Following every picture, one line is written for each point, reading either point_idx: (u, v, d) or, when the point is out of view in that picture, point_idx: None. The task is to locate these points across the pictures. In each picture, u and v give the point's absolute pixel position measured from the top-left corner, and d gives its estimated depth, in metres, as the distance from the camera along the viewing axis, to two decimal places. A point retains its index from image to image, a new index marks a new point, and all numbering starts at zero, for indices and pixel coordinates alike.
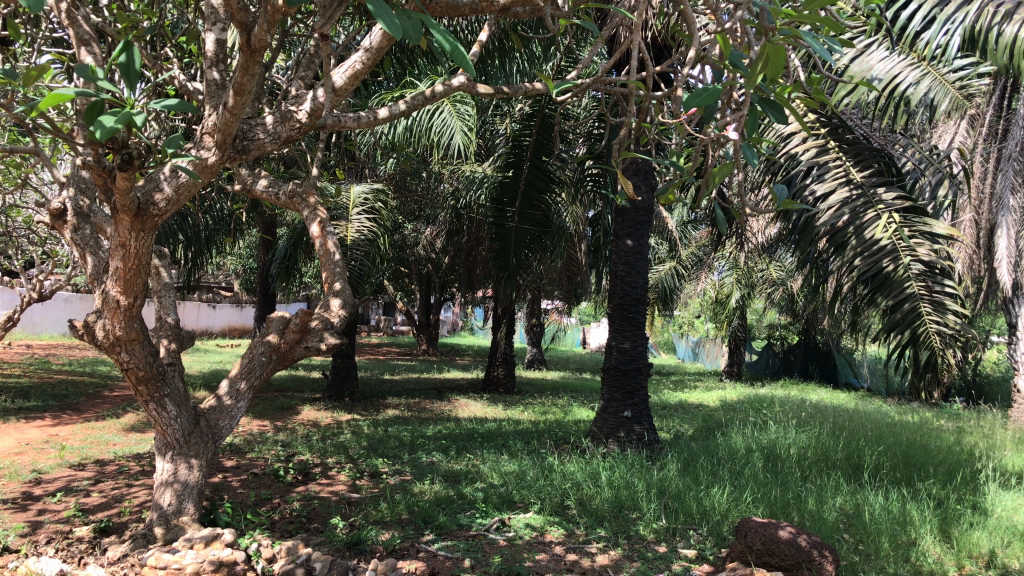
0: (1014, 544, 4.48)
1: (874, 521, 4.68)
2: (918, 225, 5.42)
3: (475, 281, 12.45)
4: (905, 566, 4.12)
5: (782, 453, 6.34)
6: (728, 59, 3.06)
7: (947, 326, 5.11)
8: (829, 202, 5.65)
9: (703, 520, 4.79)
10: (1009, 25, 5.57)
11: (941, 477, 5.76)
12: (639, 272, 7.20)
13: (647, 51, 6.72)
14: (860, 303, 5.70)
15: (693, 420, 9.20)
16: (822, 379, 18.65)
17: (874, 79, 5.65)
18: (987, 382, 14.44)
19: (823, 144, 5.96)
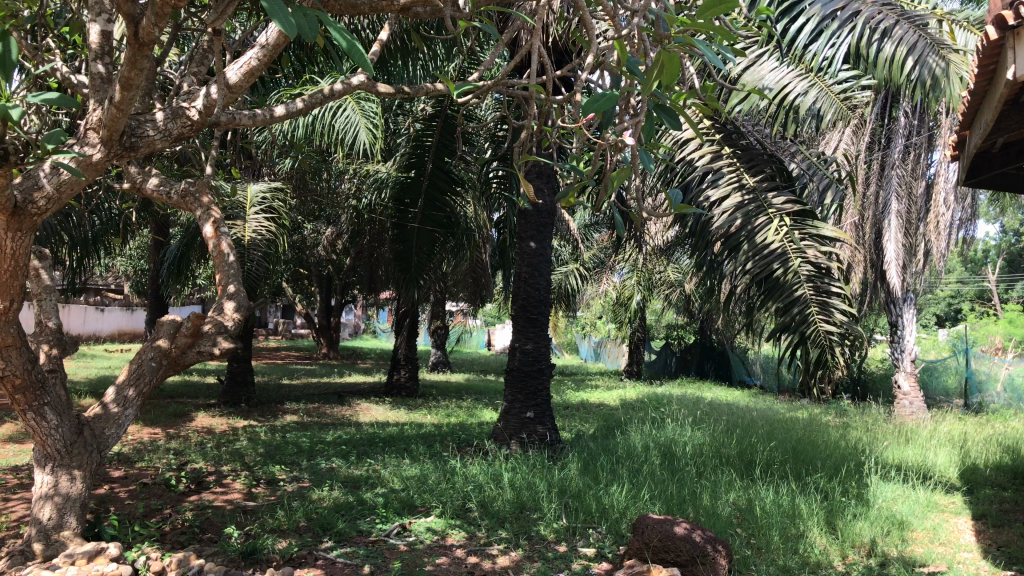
0: (892, 533, 4.77)
1: (765, 515, 4.84)
2: (807, 228, 5.65)
3: (378, 283, 12.31)
4: (794, 557, 4.28)
5: (678, 450, 6.48)
6: (625, 65, 3.10)
7: (835, 326, 5.36)
8: (723, 207, 5.82)
9: (602, 518, 4.87)
10: (888, 42, 5.88)
11: (828, 471, 6.02)
12: (543, 273, 7.26)
13: (548, 54, 6.78)
14: (753, 304, 5.92)
15: (594, 420, 9.34)
16: (718, 378, 19.21)
17: (765, 88, 5.99)
18: (871, 378, 15.16)
19: (717, 149, 6.08)
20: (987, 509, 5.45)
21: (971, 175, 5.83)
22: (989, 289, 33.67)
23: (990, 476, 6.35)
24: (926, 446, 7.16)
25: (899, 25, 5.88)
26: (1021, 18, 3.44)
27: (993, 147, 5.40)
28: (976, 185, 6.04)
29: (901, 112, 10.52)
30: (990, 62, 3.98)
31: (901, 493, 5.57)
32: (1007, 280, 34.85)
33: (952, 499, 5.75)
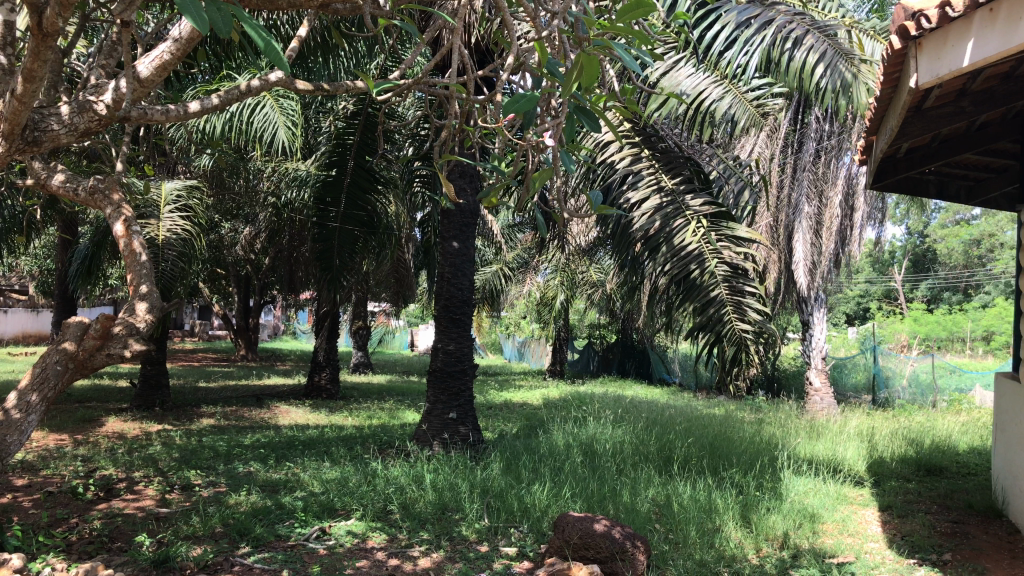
0: (803, 526, 4.92)
1: (683, 510, 4.94)
2: (723, 229, 5.78)
3: (298, 283, 12.12)
4: (710, 551, 4.38)
5: (599, 448, 6.55)
6: (545, 66, 3.12)
7: (750, 324, 5.47)
8: (643, 209, 5.95)
9: (524, 517, 4.89)
10: (799, 50, 6.10)
11: (743, 466, 6.17)
12: (465, 273, 7.24)
13: (470, 54, 6.78)
14: (672, 305, 6.02)
15: (517, 419, 9.36)
16: (639, 376, 19.50)
17: (682, 94, 6.02)
18: (785, 375, 15.60)
19: (637, 153, 6.24)
20: (893, 501, 5.67)
21: (878, 180, 6.06)
22: (896, 288, 35.05)
23: (895, 469, 6.61)
24: (836, 440, 7.40)
25: (809, 34, 6.15)
26: (923, 28, 3.59)
27: (898, 153, 5.63)
28: (882, 190, 6.29)
29: (813, 117, 10.87)
30: (894, 71, 4.15)
31: (812, 487, 5.75)
32: (912, 280, 36.34)
33: (860, 492, 5.97)
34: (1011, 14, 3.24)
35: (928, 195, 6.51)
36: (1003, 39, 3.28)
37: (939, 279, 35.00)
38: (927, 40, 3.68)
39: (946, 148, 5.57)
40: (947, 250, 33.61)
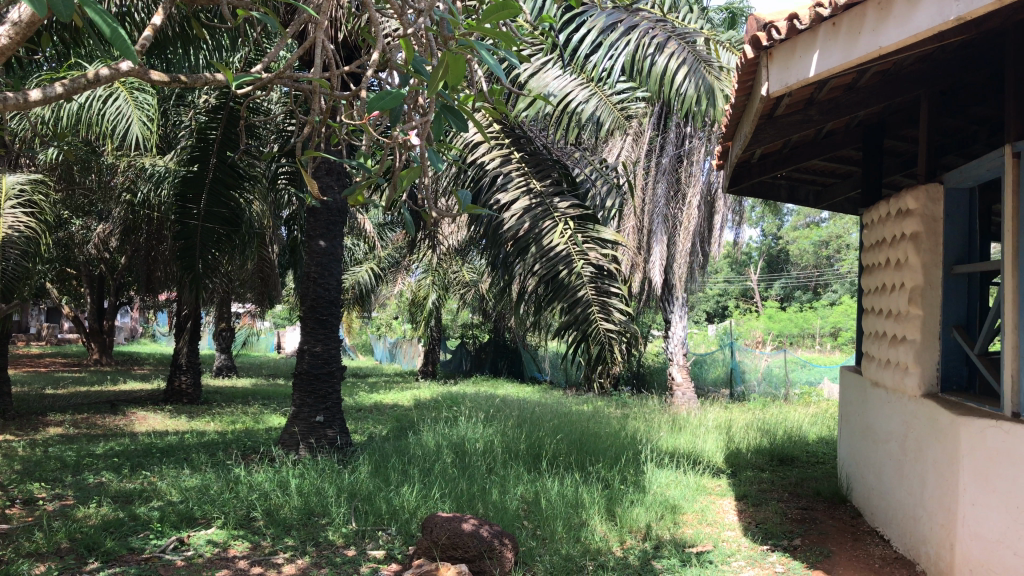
0: (665, 517, 5.08)
1: (550, 506, 5.01)
2: (589, 231, 5.96)
3: (156, 283, 11.59)
4: (576, 545, 4.47)
5: (468, 447, 6.57)
6: (412, 64, 3.08)
7: (614, 324, 5.66)
8: (513, 210, 5.95)
9: (392, 519, 4.85)
10: (661, 56, 6.27)
11: (609, 460, 6.32)
12: (333, 273, 7.10)
13: (338, 50, 6.66)
14: (540, 304, 6.09)
15: (386, 421, 9.26)
16: (511, 375, 19.71)
17: (549, 95, 6.10)
18: (650, 371, 16.11)
19: (507, 154, 6.25)
20: (748, 490, 5.95)
21: (733, 183, 6.35)
22: (753, 287, 36.84)
23: (751, 459, 6.93)
24: (696, 433, 7.70)
25: (670, 41, 6.37)
26: (773, 39, 3.80)
27: (752, 158, 5.92)
28: (738, 192, 6.58)
29: (674, 123, 11.51)
30: (747, 80, 4.34)
31: (674, 479, 5.95)
32: (767, 279, 38.30)
33: (718, 482, 6.22)
34: (852, 28, 3.43)
35: (780, 199, 6.86)
36: (844, 53, 3.47)
37: (791, 279, 37.02)
38: (777, 50, 3.87)
39: (796, 154, 5.87)
40: (799, 251, 36.14)
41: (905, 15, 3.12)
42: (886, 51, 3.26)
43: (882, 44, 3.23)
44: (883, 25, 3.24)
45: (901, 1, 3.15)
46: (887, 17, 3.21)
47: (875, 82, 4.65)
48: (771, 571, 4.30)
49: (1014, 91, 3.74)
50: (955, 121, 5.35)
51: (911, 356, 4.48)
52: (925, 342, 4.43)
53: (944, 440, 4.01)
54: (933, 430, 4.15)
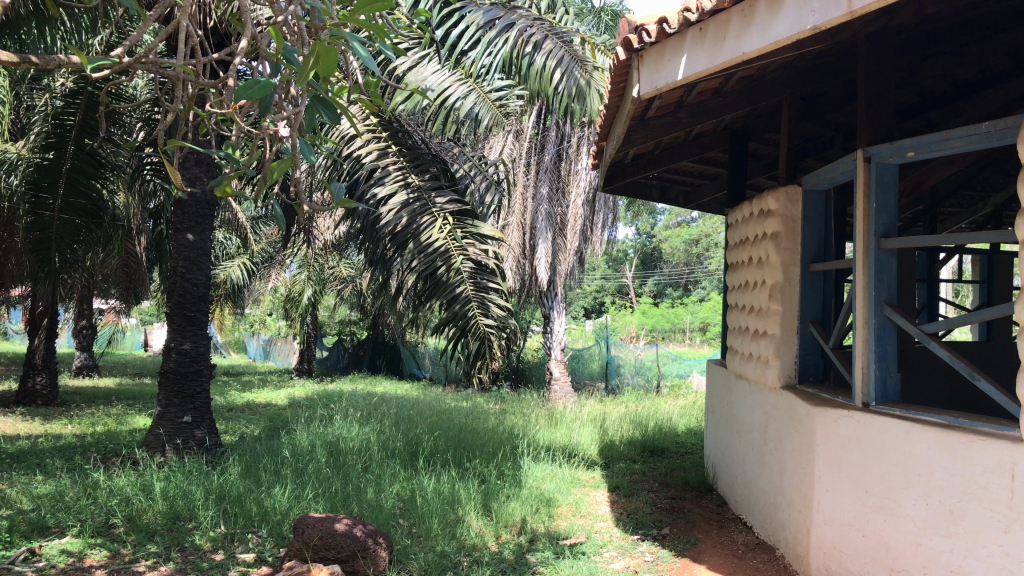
0: (540, 510, 5.15)
1: (425, 504, 4.99)
2: (468, 227, 5.96)
3: (8, 278, 10.86)
4: (451, 542, 4.47)
5: (344, 446, 6.46)
6: (282, 53, 2.97)
7: (493, 320, 5.71)
8: (390, 204, 5.87)
9: (263, 521, 4.72)
10: (538, 54, 6.35)
11: (486, 457, 6.34)
12: (201, 268, 6.84)
13: (208, 36, 6.42)
14: (419, 300, 6.03)
15: (259, 420, 9.00)
16: (389, 372, 19.54)
17: (427, 89, 6.16)
18: (529, 366, 16.28)
19: (383, 147, 6.17)
20: (621, 481, 6.10)
21: (607, 182, 6.49)
22: (627, 284, 37.84)
23: (623, 451, 7.10)
24: (572, 426, 7.83)
25: (548, 39, 6.44)
26: (644, 42, 3.90)
27: (626, 158, 6.06)
28: (612, 191, 6.73)
29: (553, 122, 11.69)
30: (620, 81, 4.42)
31: (550, 473, 6.04)
32: (641, 276, 39.41)
33: (593, 474, 6.35)
34: (717, 33, 3.54)
35: (652, 198, 7.05)
36: (711, 56, 3.58)
37: (664, 276, 38.23)
38: (647, 53, 3.97)
39: (666, 155, 6.04)
40: (671, 249, 37.44)
41: (766, 23, 3.25)
42: (749, 57, 3.39)
43: (745, 50, 3.35)
44: (746, 32, 3.36)
45: (763, 8, 3.28)
46: (750, 24, 3.33)
47: (740, 87, 4.83)
48: (641, 561, 4.42)
49: (866, 99, 3.96)
50: (814, 126, 5.64)
51: (772, 350, 4.70)
52: (785, 336, 4.65)
53: (801, 429, 4.21)
54: (791, 421, 4.36)
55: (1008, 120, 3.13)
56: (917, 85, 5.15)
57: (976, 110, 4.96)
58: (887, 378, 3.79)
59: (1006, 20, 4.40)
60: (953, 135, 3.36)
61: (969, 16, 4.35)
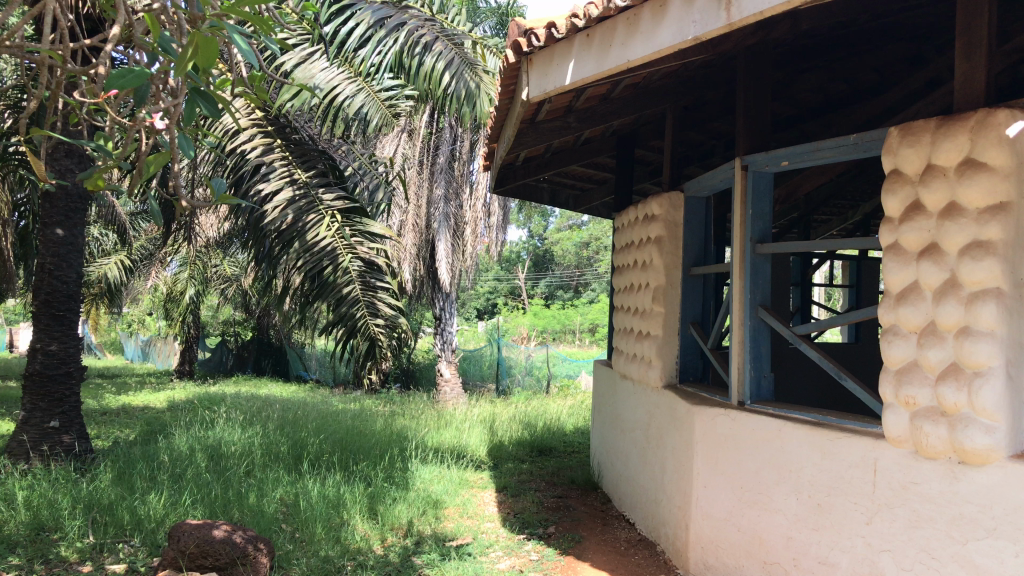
0: (427, 513, 5.11)
1: (309, 508, 4.88)
2: (357, 225, 5.89)
3: None
4: (336, 547, 4.40)
5: (225, 450, 6.27)
6: (158, 42, 2.79)
7: (382, 320, 5.74)
8: (275, 201, 5.69)
9: (136, 530, 4.52)
10: (428, 55, 6.43)
11: (373, 459, 6.26)
12: (72, 265, 6.49)
13: (82, 21, 6.11)
14: (306, 299, 5.93)
15: (134, 425, 8.63)
16: (275, 373, 19.09)
17: (315, 87, 6.09)
18: (420, 367, 16.20)
19: (269, 142, 5.96)
20: (508, 481, 6.15)
21: (498, 184, 6.52)
22: (519, 285, 38.16)
23: (512, 451, 7.15)
24: (461, 427, 7.83)
25: (438, 40, 6.52)
26: (533, 46, 3.94)
27: (517, 160, 6.08)
28: (503, 193, 6.77)
29: (446, 123, 11.69)
30: (510, 83, 4.44)
31: (438, 474, 6.02)
32: (533, 278, 39.78)
33: (481, 475, 6.37)
34: (604, 40, 3.60)
35: (542, 201, 7.13)
36: (597, 63, 3.63)
37: (555, 278, 38.74)
38: (536, 57, 4.01)
39: (556, 159, 6.12)
40: (562, 251, 38.16)
41: (649, 32, 3.32)
42: (633, 64, 3.46)
43: (630, 58, 3.42)
44: (630, 40, 3.43)
45: (646, 17, 3.35)
46: (635, 31, 3.40)
47: (626, 94, 4.94)
48: (526, 560, 4.45)
49: (744, 109, 4.12)
50: (697, 134, 5.82)
51: (654, 351, 4.81)
52: (667, 337, 4.78)
53: (681, 427, 4.34)
54: (672, 419, 4.48)
55: (873, 133, 3.30)
56: (793, 97, 5.39)
57: (846, 122, 5.23)
58: (761, 378, 3.95)
59: (873, 39, 4.66)
60: (823, 145, 3.52)
61: (840, 35, 4.58)
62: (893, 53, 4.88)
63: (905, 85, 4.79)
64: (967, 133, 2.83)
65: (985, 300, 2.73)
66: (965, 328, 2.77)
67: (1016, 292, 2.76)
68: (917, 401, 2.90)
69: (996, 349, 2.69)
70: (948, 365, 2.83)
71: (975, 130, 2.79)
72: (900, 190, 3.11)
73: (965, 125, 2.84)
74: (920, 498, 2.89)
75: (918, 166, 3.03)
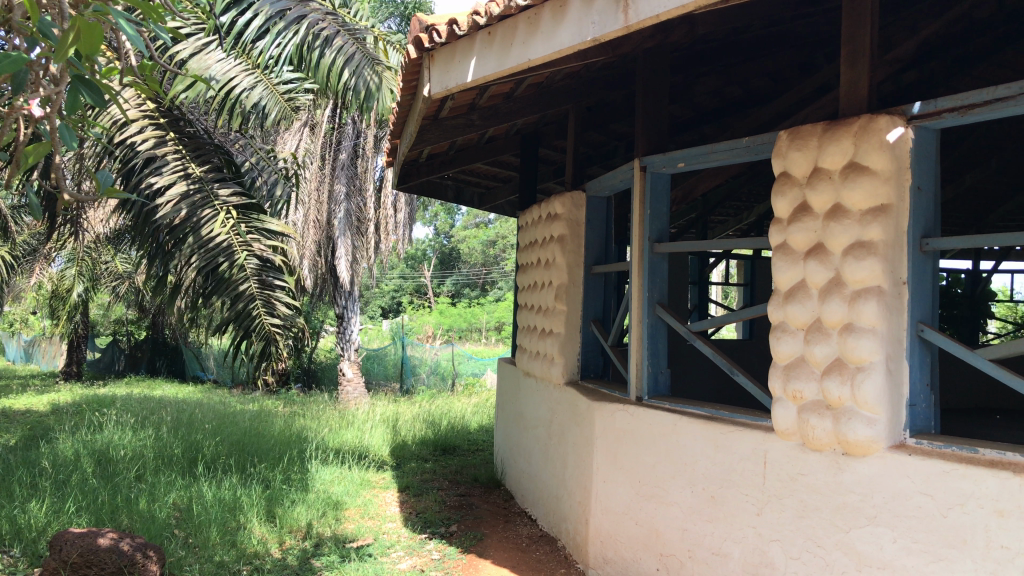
0: (327, 514, 5.03)
1: (203, 512, 4.74)
2: (253, 221, 5.74)
3: None
4: (232, 551, 4.28)
5: (114, 454, 6.02)
6: (36, 26, 2.62)
7: (279, 319, 5.63)
8: (167, 195, 5.49)
9: (14, 540, 4.29)
10: (329, 49, 6.27)
11: (271, 461, 6.12)
12: None
13: None
14: (199, 297, 5.75)
15: (15, 429, 8.20)
16: (170, 374, 18.47)
17: (210, 79, 5.96)
18: (322, 367, 15.96)
19: (161, 135, 5.74)
20: (411, 481, 6.10)
21: (402, 181, 6.47)
22: (425, 284, 37.96)
23: (415, 451, 7.11)
24: (363, 427, 7.74)
25: (339, 35, 6.36)
26: (434, 42, 3.91)
27: (420, 157, 6.05)
28: (406, 190, 6.72)
29: (349, 118, 11.52)
30: (411, 79, 4.41)
31: (339, 475, 5.93)
32: (440, 276, 39.66)
33: (382, 475, 6.31)
34: (505, 38, 3.60)
35: (447, 199, 7.11)
36: (498, 61, 3.63)
37: (461, 277, 38.73)
38: (438, 53, 3.99)
39: (459, 156, 6.11)
40: (468, 249, 38.19)
41: (549, 32, 3.34)
42: (534, 64, 3.47)
43: (530, 57, 3.43)
44: (531, 39, 3.44)
45: (546, 16, 3.36)
46: (535, 31, 3.41)
47: (529, 93, 4.96)
48: (428, 559, 4.43)
49: (644, 111, 4.19)
50: (600, 135, 5.91)
51: (556, 348, 4.86)
52: (569, 335, 4.83)
53: (582, 423, 4.39)
54: (573, 415, 4.53)
55: (764, 137, 3.41)
56: (691, 100, 5.53)
57: (741, 126, 5.40)
58: (658, 374, 4.03)
59: (767, 46, 4.83)
60: (718, 148, 3.62)
61: (736, 41, 4.73)
62: (785, 61, 5.06)
63: (796, 91, 4.98)
64: (851, 138, 2.93)
65: (867, 298, 2.82)
66: (848, 325, 2.87)
67: (897, 290, 2.85)
68: (804, 396, 3.01)
69: (877, 345, 2.78)
70: (833, 361, 2.94)
71: (858, 135, 2.90)
72: (789, 192, 3.22)
73: (849, 131, 2.94)
74: (807, 489, 3.00)
75: (805, 169, 3.13)
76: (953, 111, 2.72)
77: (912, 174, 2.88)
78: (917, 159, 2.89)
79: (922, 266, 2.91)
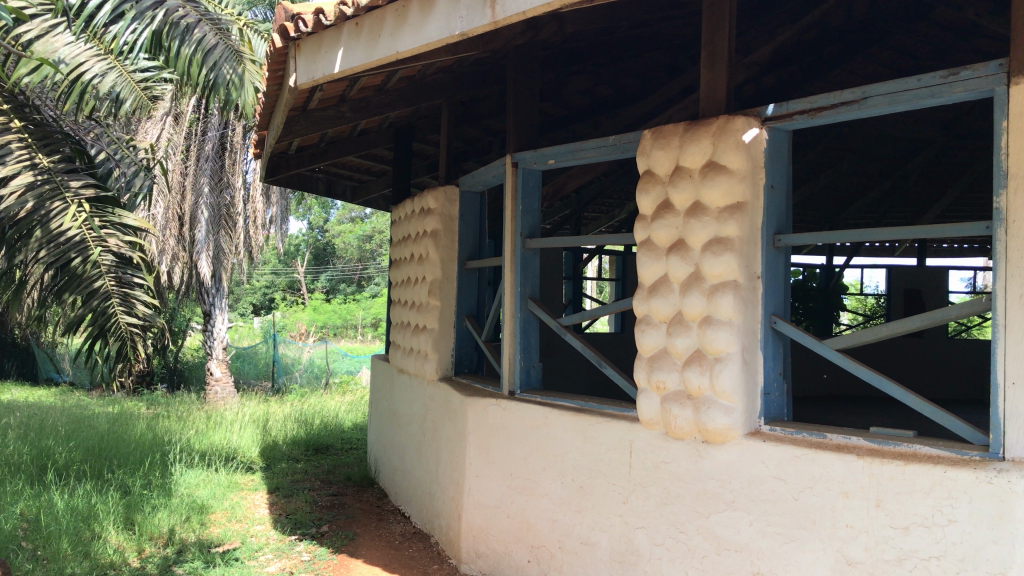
0: (190, 519, 4.85)
1: (53, 522, 4.47)
2: (108, 216, 5.44)
3: None
4: (85, 563, 4.05)
5: None
6: None
7: (136, 318, 5.48)
8: (10, 185, 5.11)
9: None
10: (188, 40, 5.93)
11: (130, 466, 5.84)
12: None
13: None
14: (48, 294, 5.43)
15: None
16: (20, 377, 17.35)
17: (58, 63, 5.62)
18: (188, 366, 15.37)
19: (3, 121, 5.35)
20: (281, 482, 5.96)
21: (270, 173, 6.30)
22: (299, 280, 37.12)
23: (286, 451, 6.95)
24: (230, 428, 7.50)
25: (201, 24, 6.03)
26: (300, 31, 3.81)
27: (289, 149, 5.90)
28: (274, 181, 6.56)
29: (214, 108, 11.10)
30: (278, 68, 4.28)
31: (204, 478, 5.72)
32: (315, 272, 38.88)
33: (250, 477, 6.14)
34: (372, 29, 3.54)
35: (317, 191, 6.97)
36: (366, 53, 3.58)
37: (336, 272, 38.07)
38: (304, 42, 3.89)
39: (330, 149, 5.99)
40: (344, 244, 37.58)
41: (417, 25, 3.31)
42: (402, 56, 3.43)
43: (398, 50, 3.39)
44: (399, 32, 3.40)
45: (414, 9, 3.33)
46: (403, 24, 3.37)
47: (402, 86, 4.91)
48: (297, 561, 4.34)
49: (516, 107, 4.22)
50: (474, 130, 5.91)
51: (430, 344, 4.85)
52: (442, 330, 4.82)
53: (455, 419, 4.39)
54: (447, 411, 4.52)
55: (629, 135, 3.49)
56: (562, 98, 5.61)
57: (611, 125, 5.52)
58: (530, 368, 4.08)
59: (635, 46, 4.95)
60: (586, 146, 3.68)
61: (606, 40, 4.82)
62: (652, 61, 5.21)
63: (663, 91, 5.13)
64: (710, 137, 3.03)
65: (724, 292, 2.93)
66: (707, 317, 2.97)
67: (752, 284, 2.98)
68: (667, 386, 3.10)
69: (734, 336, 2.90)
70: (693, 352, 3.03)
71: (717, 136, 3.00)
72: (652, 190, 3.30)
73: (708, 131, 3.04)
74: (670, 477, 3.10)
75: (668, 167, 3.22)
76: (804, 113, 2.86)
77: (766, 173, 3.01)
78: (770, 158, 3.02)
79: (775, 262, 3.05)
